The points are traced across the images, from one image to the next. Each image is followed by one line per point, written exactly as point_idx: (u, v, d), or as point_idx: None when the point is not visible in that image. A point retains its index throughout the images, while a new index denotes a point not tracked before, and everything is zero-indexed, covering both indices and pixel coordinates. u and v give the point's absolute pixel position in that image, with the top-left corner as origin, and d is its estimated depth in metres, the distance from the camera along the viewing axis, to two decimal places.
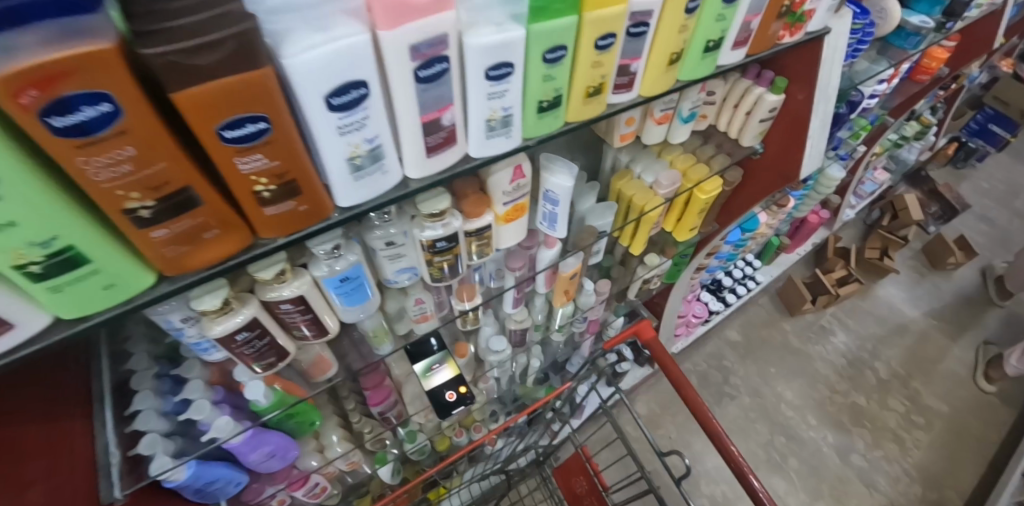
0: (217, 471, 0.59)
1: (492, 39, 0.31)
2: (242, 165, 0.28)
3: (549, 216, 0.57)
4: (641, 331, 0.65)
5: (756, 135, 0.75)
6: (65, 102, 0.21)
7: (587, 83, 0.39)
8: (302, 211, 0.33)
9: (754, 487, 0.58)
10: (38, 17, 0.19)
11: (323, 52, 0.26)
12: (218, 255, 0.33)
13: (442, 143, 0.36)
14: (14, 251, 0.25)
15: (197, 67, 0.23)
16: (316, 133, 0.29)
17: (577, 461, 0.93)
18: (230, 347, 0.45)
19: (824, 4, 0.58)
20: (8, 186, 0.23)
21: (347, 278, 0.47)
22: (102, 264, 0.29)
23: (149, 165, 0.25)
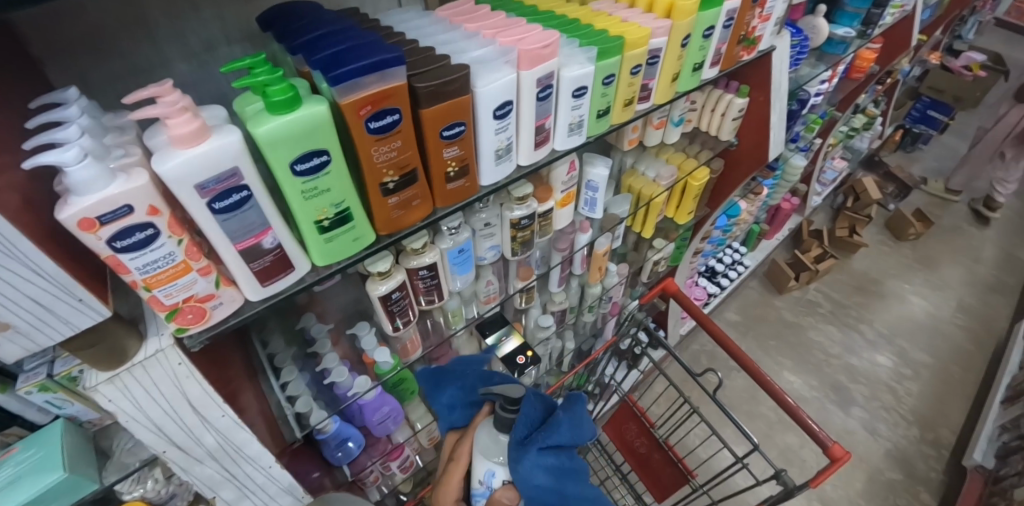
0: (348, 430, 0.74)
1: (577, 72, 0.51)
2: (446, 153, 0.47)
3: (590, 201, 0.76)
4: (668, 287, 0.82)
5: (732, 131, 0.96)
6: (381, 111, 0.40)
7: (625, 97, 0.59)
8: (465, 186, 0.52)
9: (786, 403, 0.76)
10: (385, 67, 0.39)
11: (498, 82, 0.46)
12: (414, 220, 0.51)
13: (543, 140, 0.55)
14: (325, 208, 0.44)
15: (440, 92, 0.43)
16: (482, 132, 0.49)
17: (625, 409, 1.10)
18: (384, 305, 0.61)
19: (768, 29, 0.80)
20: (336, 164, 0.42)
21: (462, 250, 0.64)
22: (357, 223, 0.47)
23: (403, 152, 0.44)
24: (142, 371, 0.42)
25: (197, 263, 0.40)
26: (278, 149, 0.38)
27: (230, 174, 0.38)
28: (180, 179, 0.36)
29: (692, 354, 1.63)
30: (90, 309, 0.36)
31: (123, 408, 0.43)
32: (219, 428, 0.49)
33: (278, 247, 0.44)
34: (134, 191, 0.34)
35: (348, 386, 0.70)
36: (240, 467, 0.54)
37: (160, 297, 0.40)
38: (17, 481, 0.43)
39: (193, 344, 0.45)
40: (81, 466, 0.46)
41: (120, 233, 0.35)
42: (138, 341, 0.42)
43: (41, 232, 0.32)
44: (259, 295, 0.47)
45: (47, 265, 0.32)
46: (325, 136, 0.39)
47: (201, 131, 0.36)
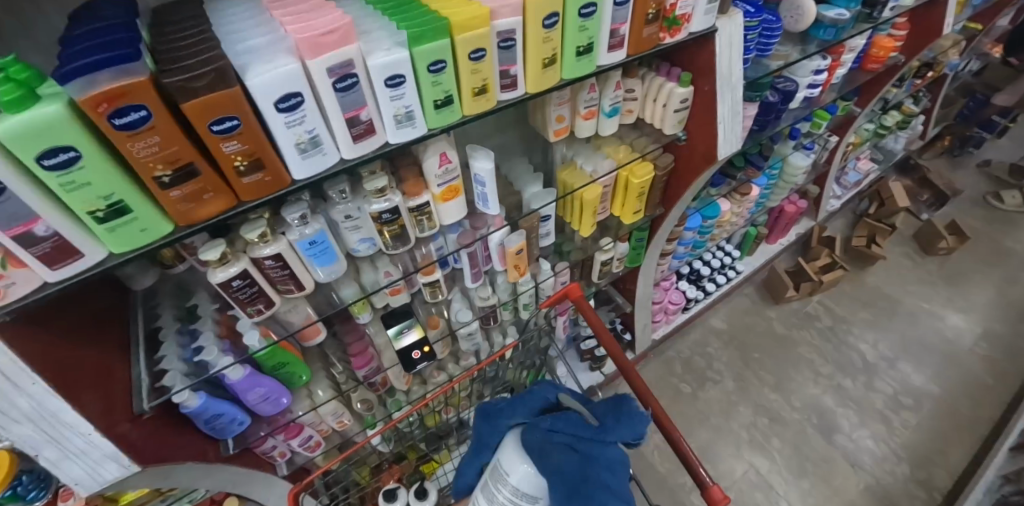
0: (223, 406, 0.74)
1: (385, 60, 0.46)
2: (226, 147, 0.44)
3: (481, 196, 0.71)
4: (571, 292, 0.76)
5: (676, 124, 0.87)
6: (123, 109, 0.38)
7: (471, 85, 0.53)
8: (268, 180, 0.49)
9: (698, 470, 0.61)
10: (104, 66, 0.38)
11: (271, 72, 0.42)
12: (213, 212, 0.49)
13: (365, 133, 0.51)
14: (91, 201, 0.42)
15: (195, 86, 0.39)
16: (272, 126, 0.45)
17: None
18: (228, 292, 0.60)
19: (699, 8, 0.71)
20: (90, 157, 0.40)
21: (315, 242, 0.61)
22: (138, 214, 0.46)
23: (168, 146, 0.42)
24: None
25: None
26: (15, 143, 0.36)
27: None
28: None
29: (666, 360, 1.56)
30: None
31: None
32: (32, 395, 0.49)
33: (55, 235, 0.43)
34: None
35: (216, 364, 0.69)
36: (59, 432, 0.54)
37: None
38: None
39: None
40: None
41: None
42: None
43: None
44: (57, 276, 0.47)
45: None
46: (65, 132, 0.37)
47: None
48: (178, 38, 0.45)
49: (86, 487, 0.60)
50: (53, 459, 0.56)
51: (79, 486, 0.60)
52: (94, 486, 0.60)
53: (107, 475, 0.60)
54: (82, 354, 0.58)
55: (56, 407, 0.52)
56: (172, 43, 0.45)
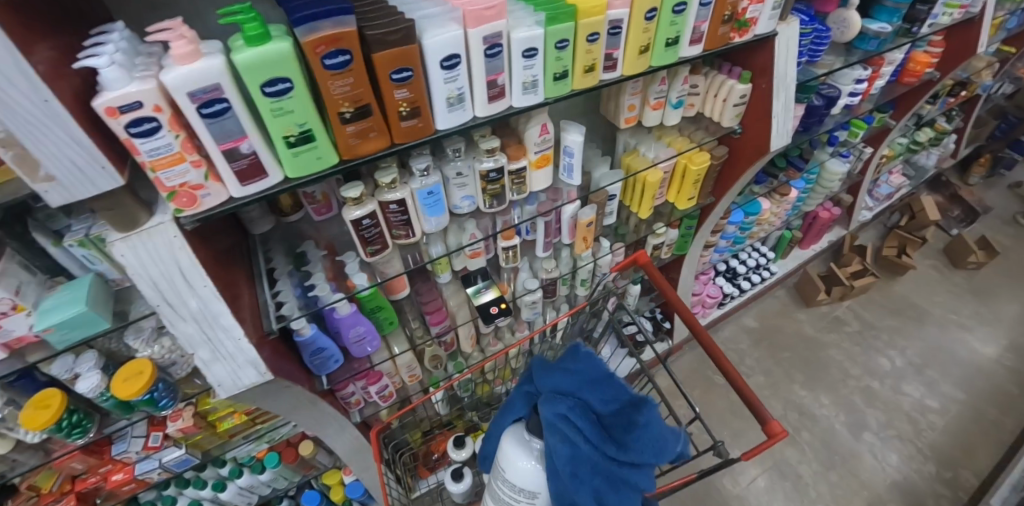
0: (326, 341, 0.84)
1: (526, 34, 0.57)
2: (398, 94, 0.54)
3: (567, 166, 0.81)
4: (639, 258, 0.85)
5: (734, 117, 0.97)
6: (335, 51, 0.48)
7: (583, 63, 0.64)
8: (420, 126, 0.58)
9: (768, 417, 0.68)
10: (333, 14, 0.48)
11: (444, 35, 0.52)
12: (372, 150, 0.59)
13: (498, 95, 0.61)
14: (289, 127, 0.53)
15: (388, 39, 0.50)
16: (433, 79, 0.55)
17: None
18: (357, 229, 0.70)
19: (765, 13, 0.80)
20: (298, 90, 0.50)
21: (432, 192, 0.72)
22: (319, 143, 0.56)
23: (356, 87, 0.52)
24: (147, 236, 0.54)
25: (190, 156, 0.51)
26: (252, 72, 0.47)
27: (214, 87, 0.47)
28: (178, 84, 0.46)
29: (700, 353, 1.63)
30: (109, 176, 0.48)
31: (130, 263, 0.55)
32: (201, 295, 0.60)
33: (253, 154, 0.54)
34: (146, 91, 0.45)
35: (327, 299, 0.80)
36: (216, 333, 0.64)
37: (162, 179, 0.51)
38: (54, 307, 0.60)
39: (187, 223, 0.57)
40: (99, 307, 0.62)
41: (133, 122, 0.46)
42: (148, 215, 0.55)
43: (79, 114, 0.44)
44: (240, 193, 0.58)
45: (74, 131, 0.43)
46: (287, 66, 0.48)
47: (194, 54, 0.46)
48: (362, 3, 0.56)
49: (226, 389, 0.69)
50: (207, 360, 0.65)
51: (220, 388, 0.68)
52: (234, 390, 0.69)
53: (245, 379, 0.69)
54: (226, 274, 0.69)
55: (216, 310, 0.62)
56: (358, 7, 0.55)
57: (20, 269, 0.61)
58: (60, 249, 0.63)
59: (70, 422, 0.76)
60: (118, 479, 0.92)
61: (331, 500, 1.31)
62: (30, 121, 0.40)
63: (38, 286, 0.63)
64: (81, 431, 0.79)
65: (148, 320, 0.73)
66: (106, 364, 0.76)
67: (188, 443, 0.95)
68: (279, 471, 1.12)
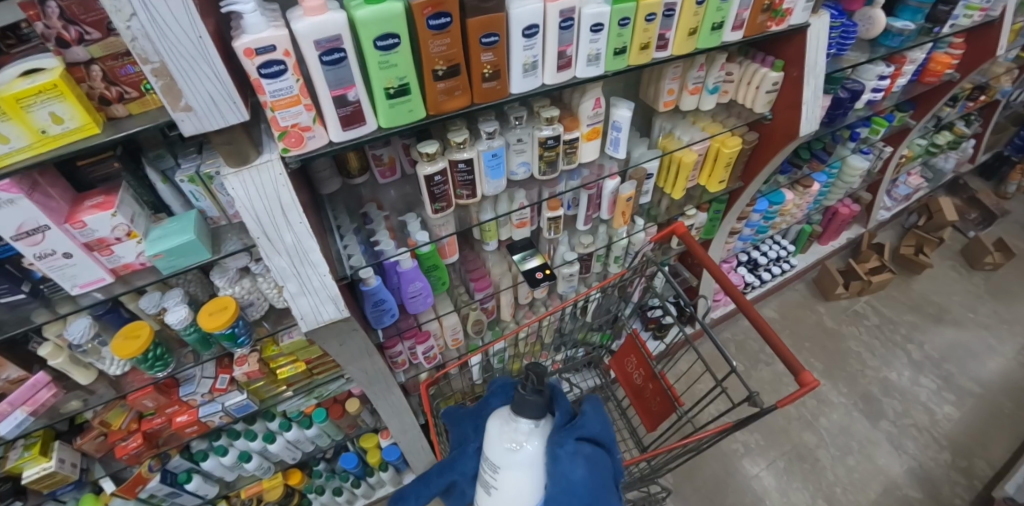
0: (387, 294, 0.91)
1: (595, 10, 0.64)
2: (484, 55, 0.62)
3: (615, 140, 0.89)
4: (677, 229, 0.93)
5: (766, 104, 1.03)
6: (439, 13, 0.56)
7: (641, 41, 0.71)
8: (499, 87, 0.66)
9: (802, 373, 0.73)
10: None
11: (527, 7, 0.60)
12: (455, 107, 0.66)
13: (565, 65, 0.69)
14: (391, 79, 0.60)
15: (484, 6, 0.58)
16: (515, 45, 0.63)
17: (630, 341, 1.04)
18: (428, 185, 0.77)
19: (799, 5, 0.87)
20: (402, 46, 0.58)
21: (495, 155, 0.79)
22: (412, 97, 0.63)
23: (451, 46, 0.59)
24: (256, 172, 0.62)
25: (305, 99, 0.59)
26: (369, 27, 0.55)
27: (335, 38, 0.55)
28: (307, 33, 0.53)
29: (721, 341, 1.69)
30: (236, 110, 0.55)
31: (239, 196, 0.62)
32: (295, 230, 0.68)
33: (357, 102, 0.62)
34: (279, 36, 0.53)
35: (391, 253, 0.87)
36: (305, 268, 0.71)
37: (278, 118, 0.59)
38: (162, 236, 0.68)
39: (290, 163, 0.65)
40: (201, 238, 0.70)
41: (265, 64, 0.54)
42: (257, 153, 0.63)
43: (222, 53, 0.52)
44: (339, 138, 0.65)
45: (217, 67, 0.51)
46: (397, 23, 0.56)
47: (321, 7, 0.54)
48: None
49: (307, 322, 0.76)
50: (295, 292, 0.73)
51: (302, 321, 0.75)
52: (314, 324, 0.76)
53: (325, 315, 0.76)
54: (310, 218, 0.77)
55: (306, 246, 0.70)
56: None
57: (133, 201, 0.68)
58: (167, 185, 0.71)
59: (153, 355, 0.85)
60: (184, 420, 1.00)
61: (367, 462, 1.38)
62: (186, 55, 0.49)
63: (145, 219, 0.70)
64: (162, 365, 0.87)
65: (232, 260, 0.80)
66: (189, 303, 0.85)
67: (248, 389, 1.02)
68: (325, 427, 1.19)
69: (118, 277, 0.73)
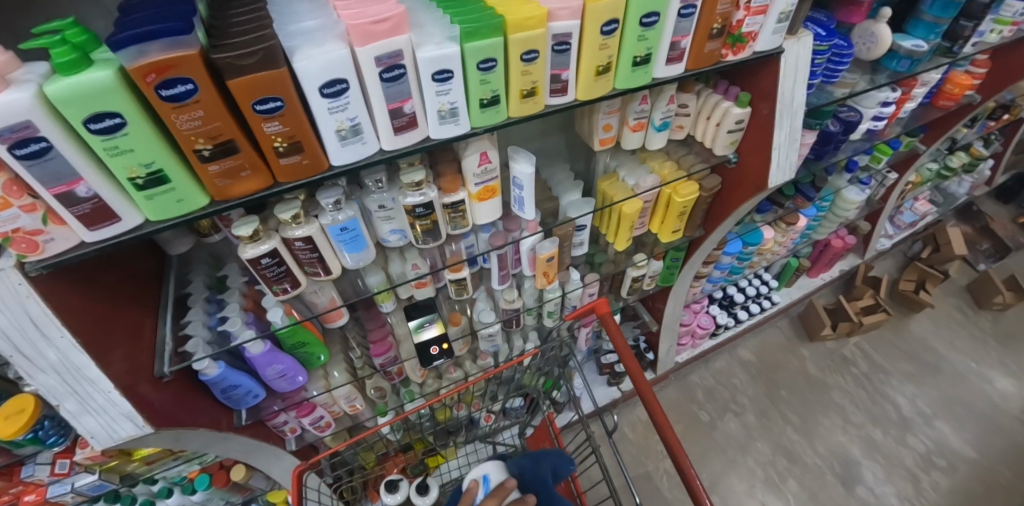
0: (241, 379, 0.75)
1: (435, 54, 0.44)
2: (267, 127, 0.43)
3: (518, 199, 0.69)
4: (598, 307, 0.75)
5: (728, 145, 0.83)
6: (170, 80, 0.38)
7: (519, 86, 0.51)
8: (306, 163, 0.48)
9: None
10: (161, 35, 0.37)
11: (317, 58, 0.41)
12: (249, 189, 0.49)
13: (407, 125, 0.49)
14: (133, 167, 0.44)
15: (243, 64, 0.39)
16: (315, 111, 0.44)
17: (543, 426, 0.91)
18: (256, 269, 0.60)
19: (767, 27, 0.66)
20: (136, 126, 0.41)
21: (346, 229, 0.61)
22: (177, 184, 0.46)
23: (210, 122, 0.42)
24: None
25: (18, 200, 0.43)
26: (68, 106, 0.38)
27: (24, 125, 0.38)
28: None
29: (688, 385, 1.52)
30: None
31: None
32: (59, 347, 0.51)
33: (95, 197, 0.45)
34: None
35: (235, 337, 0.70)
36: (82, 386, 0.56)
37: None
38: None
39: (34, 270, 0.47)
40: None
41: None
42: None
43: None
44: (94, 237, 0.49)
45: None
46: (112, 98, 0.39)
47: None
48: (236, 12, 0.45)
49: (100, 441, 0.61)
50: (75, 411, 0.57)
51: (93, 439, 0.60)
52: (109, 442, 0.61)
53: (123, 432, 0.61)
54: (118, 307, 0.61)
55: (80, 361, 0.54)
56: (227, 17, 0.44)
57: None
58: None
59: None
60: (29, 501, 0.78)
61: None
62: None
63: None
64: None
65: None
66: None
67: (104, 468, 0.84)
68: (212, 493, 1.03)
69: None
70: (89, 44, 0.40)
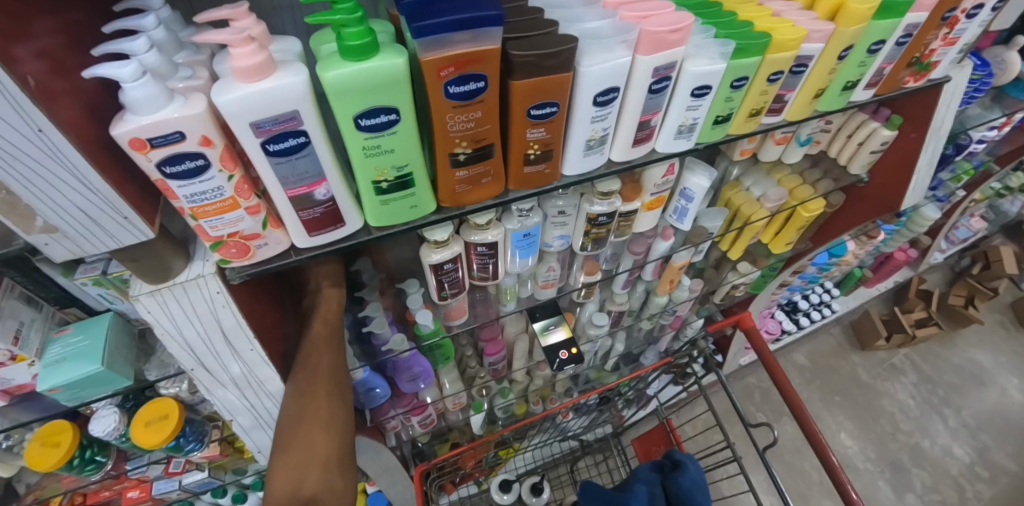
0: (376, 381, 0.73)
1: (705, 69, 0.42)
2: (530, 133, 0.41)
3: (681, 210, 0.69)
4: (742, 320, 0.75)
5: (864, 165, 0.83)
6: (464, 76, 0.35)
7: (753, 106, 0.49)
8: (546, 173, 0.45)
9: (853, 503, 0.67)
10: (475, 24, 0.33)
11: (610, 64, 0.38)
12: (481, 197, 0.46)
13: (646, 137, 0.47)
14: (384, 170, 0.41)
15: (539, 64, 0.36)
16: (580, 119, 0.42)
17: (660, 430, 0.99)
18: (435, 273, 0.58)
19: (950, 55, 0.65)
20: (404, 125, 0.38)
21: (528, 235, 0.59)
22: (418, 190, 0.44)
23: (481, 125, 0.39)
24: (182, 291, 0.44)
25: (245, 201, 0.41)
26: (345, 100, 0.35)
27: (289, 117, 0.36)
28: (236, 113, 0.35)
29: (745, 386, 1.54)
30: (134, 227, 0.38)
31: (160, 321, 0.45)
32: (245, 358, 0.51)
33: (331, 201, 0.43)
34: (186, 119, 0.35)
35: (386, 339, 0.68)
36: (260, 397, 0.55)
37: (205, 227, 0.41)
38: (62, 361, 0.49)
39: (234, 276, 0.46)
40: (114, 365, 0.51)
41: (170, 159, 0.36)
42: (184, 262, 0.44)
43: (99, 153, 0.35)
44: (305, 242, 0.46)
45: (87, 176, 0.34)
46: (395, 92, 0.36)
47: (265, 65, 0.35)
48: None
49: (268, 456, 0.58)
50: (248, 426, 0.56)
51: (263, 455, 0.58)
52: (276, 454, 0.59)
53: None
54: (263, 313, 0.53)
55: (260, 373, 0.53)
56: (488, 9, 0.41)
57: (21, 305, 0.48)
58: (70, 280, 0.49)
59: (84, 459, 0.62)
60: (134, 497, 0.76)
61: None
62: (24, 160, 0.31)
63: (41, 325, 0.50)
64: (96, 467, 0.65)
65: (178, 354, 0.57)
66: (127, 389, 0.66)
67: (213, 465, 0.79)
68: None
69: (16, 404, 0.52)
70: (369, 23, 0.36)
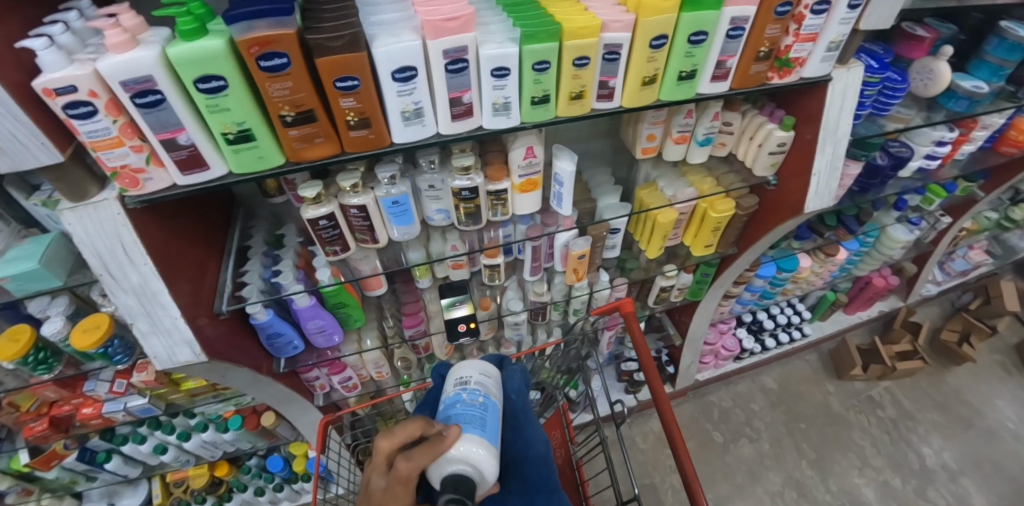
0: (285, 328, 0.83)
1: (496, 52, 0.50)
2: (343, 103, 0.49)
3: (557, 195, 0.75)
4: (623, 305, 0.79)
5: (768, 166, 0.85)
6: (269, 53, 0.44)
7: (569, 89, 0.55)
8: (372, 137, 0.54)
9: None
10: (270, 14, 0.42)
11: (395, 47, 0.46)
12: (319, 155, 0.55)
13: (464, 113, 0.55)
14: (227, 124, 0.51)
15: (331, 46, 0.45)
16: (388, 93, 0.50)
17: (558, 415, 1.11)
18: (314, 228, 0.67)
19: (815, 54, 0.67)
20: (236, 88, 0.48)
21: (397, 202, 0.67)
22: (262, 142, 0.54)
23: (297, 93, 0.48)
24: (93, 209, 0.56)
25: (130, 141, 0.52)
26: (182, 66, 0.45)
27: (146, 79, 0.46)
28: (112, 73, 0.45)
29: (704, 404, 1.51)
30: (48, 151, 0.50)
31: (77, 232, 0.56)
32: (142, 272, 0.61)
33: (193, 146, 0.53)
34: (81, 76, 0.45)
35: (287, 289, 0.77)
36: (155, 309, 0.64)
37: (103, 159, 0.52)
38: (14, 259, 0.62)
39: (132, 203, 0.57)
40: (51, 266, 0.63)
41: (70, 104, 0.46)
42: (97, 189, 0.57)
43: (22, 92, 0.46)
44: (183, 181, 0.57)
45: (11, 107, 0.45)
46: (220, 63, 0.45)
47: (129, 42, 0.45)
48: None
49: (161, 362, 0.69)
50: (145, 331, 0.65)
51: (156, 360, 0.68)
52: (169, 363, 0.69)
53: (181, 357, 0.69)
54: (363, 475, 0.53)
55: (158, 289, 0.63)
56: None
57: None
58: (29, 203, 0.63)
59: (36, 359, 0.73)
60: (87, 413, 0.87)
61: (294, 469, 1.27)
62: None
63: (7, 237, 0.65)
64: (46, 368, 0.76)
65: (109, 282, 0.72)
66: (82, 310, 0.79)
67: (154, 393, 0.90)
68: (243, 435, 1.08)
69: None
70: (207, 15, 0.46)
